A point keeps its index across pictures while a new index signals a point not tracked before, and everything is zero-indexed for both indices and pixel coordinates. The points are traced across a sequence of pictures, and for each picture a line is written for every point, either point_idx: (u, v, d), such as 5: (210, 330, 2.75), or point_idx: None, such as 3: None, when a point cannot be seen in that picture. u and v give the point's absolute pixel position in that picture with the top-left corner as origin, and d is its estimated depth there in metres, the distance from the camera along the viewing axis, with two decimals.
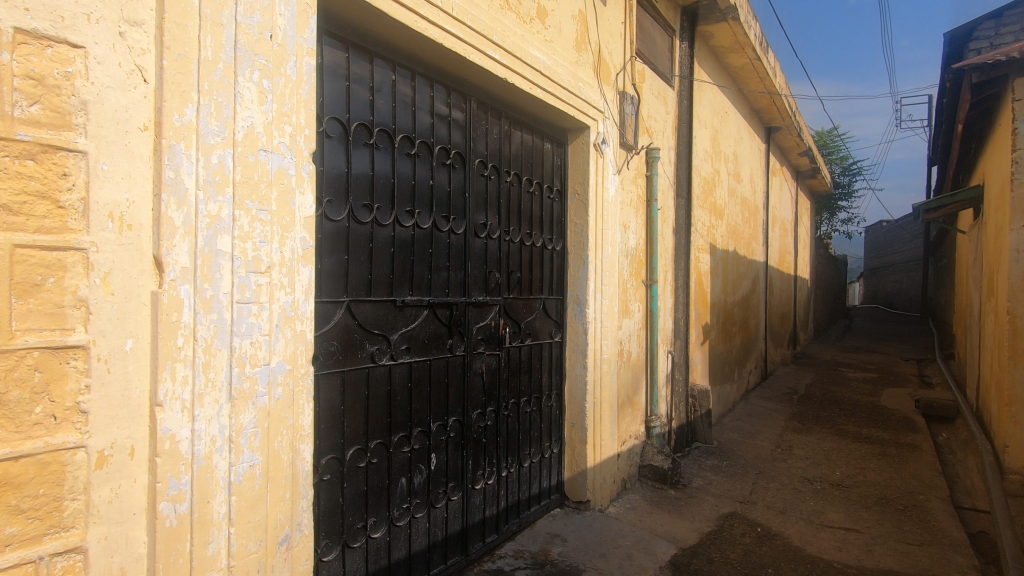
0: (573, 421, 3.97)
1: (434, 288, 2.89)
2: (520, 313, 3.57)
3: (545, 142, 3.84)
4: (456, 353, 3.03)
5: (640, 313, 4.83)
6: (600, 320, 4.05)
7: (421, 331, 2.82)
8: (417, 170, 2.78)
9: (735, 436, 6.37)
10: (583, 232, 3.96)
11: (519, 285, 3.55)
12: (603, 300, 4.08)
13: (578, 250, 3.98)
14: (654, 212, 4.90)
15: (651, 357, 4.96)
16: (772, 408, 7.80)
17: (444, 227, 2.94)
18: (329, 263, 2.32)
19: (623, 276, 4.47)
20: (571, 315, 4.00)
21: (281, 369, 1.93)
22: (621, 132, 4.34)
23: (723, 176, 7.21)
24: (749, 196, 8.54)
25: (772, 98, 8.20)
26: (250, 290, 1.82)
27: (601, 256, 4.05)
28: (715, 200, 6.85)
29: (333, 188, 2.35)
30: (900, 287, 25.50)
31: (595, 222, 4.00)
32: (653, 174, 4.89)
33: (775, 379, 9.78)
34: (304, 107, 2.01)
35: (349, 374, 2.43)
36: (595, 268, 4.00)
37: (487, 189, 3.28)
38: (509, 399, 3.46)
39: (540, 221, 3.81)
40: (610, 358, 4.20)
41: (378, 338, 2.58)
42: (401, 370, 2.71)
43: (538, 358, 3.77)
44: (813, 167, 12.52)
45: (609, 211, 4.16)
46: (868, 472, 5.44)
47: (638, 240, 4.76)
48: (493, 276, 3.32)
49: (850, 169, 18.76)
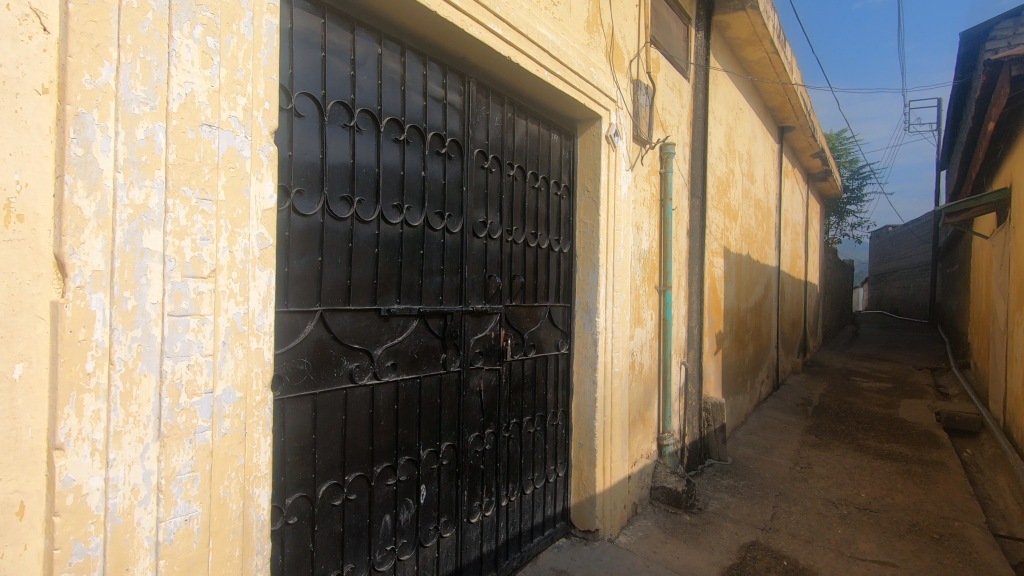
0: (581, 442, 3.61)
1: (426, 295, 2.52)
2: (523, 322, 3.21)
3: (552, 133, 3.47)
4: (450, 369, 2.66)
5: (653, 321, 4.46)
6: (611, 330, 3.69)
7: (410, 345, 2.45)
8: (406, 159, 2.41)
9: (750, 452, 5.99)
10: (593, 232, 3.60)
11: (522, 291, 3.19)
12: (614, 308, 3.71)
13: (587, 252, 3.61)
14: (668, 213, 4.53)
15: (665, 369, 4.59)
16: (786, 420, 7.42)
17: (437, 225, 2.58)
18: (298, 266, 1.96)
19: (635, 281, 4.10)
20: (579, 324, 3.64)
21: (229, 397, 1.55)
22: (635, 124, 3.98)
23: (737, 176, 6.84)
24: (762, 198, 8.17)
25: (787, 95, 7.83)
26: (187, 299, 1.45)
27: (613, 260, 3.68)
28: (729, 201, 6.48)
29: (305, 176, 1.98)
30: (907, 293, 25.08)
31: (607, 222, 3.63)
32: (667, 172, 4.52)
33: (787, 389, 9.41)
34: (263, 76, 1.64)
35: (322, 397, 2.06)
36: (607, 274, 3.63)
37: (488, 183, 2.91)
38: (510, 419, 3.10)
39: (546, 219, 3.44)
40: (621, 371, 3.83)
41: (359, 354, 2.21)
42: (385, 390, 2.34)
43: (543, 373, 3.40)
44: (825, 169, 12.15)
45: (621, 211, 3.80)
46: (895, 493, 5.06)
47: (651, 242, 4.40)
48: (494, 281, 2.95)
49: (859, 172, 18.38)
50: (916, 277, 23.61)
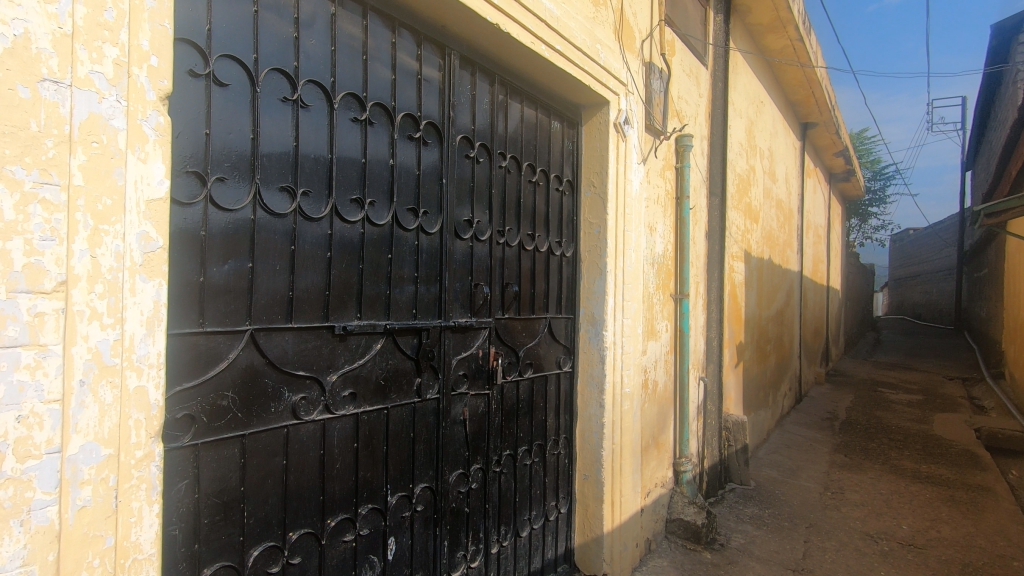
0: (586, 473, 3.16)
1: (395, 309, 2.09)
2: (517, 337, 2.77)
3: (553, 120, 3.04)
4: (427, 397, 2.23)
5: (669, 334, 4.00)
6: (621, 345, 3.23)
7: (375, 369, 2.02)
8: (369, 144, 1.99)
9: (774, 474, 5.48)
10: (599, 234, 3.15)
11: (516, 302, 2.76)
12: (625, 321, 3.26)
13: (593, 257, 3.17)
14: (686, 212, 4.07)
15: (683, 386, 4.13)
16: (812, 437, 6.89)
17: (410, 224, 2.15)
18: (218, 275, 1.55)
19: (648, 288, 3.65)
20: (584, 338, 3.19)
21: (90, 457, 1.13)
22: (648, 112, 3.53)
23: (758, 174, 6.35)
24: (784, 198, 7.66)
25: (811, 88, 7.32)
26: (18, 324, 1.03)
27: (623, 266, 3.24)
28: (750, 201, 6.00)
29: (229, 161, 1.57)
30: (930, 298, 24.22)
31: (616, 223, 3.19)
32: (684, 167, 4.07)
33: (810, 401, 8.85)
34: (147, 21, 1.22)
35: (253, 440, 1.65)
36: (616, 281, 3.19)
37: (474, 175, 2.48)
38: (501, 451, 2.66)
39: (545, 219, 3.00)
40: (632, 392, 3.37)
41: (306, 384, 1.79)
42: (342, 426, 1.91)
43: (542, 395, 2.96)
44: (847, 168, 11.58)
45: (632, 209, 3.35)
46: (940, 525, 4.53)
47: (666, 246, 3.94)
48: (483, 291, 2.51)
49: (881, 173, 17.70)
50: (940, 281, 22.77)
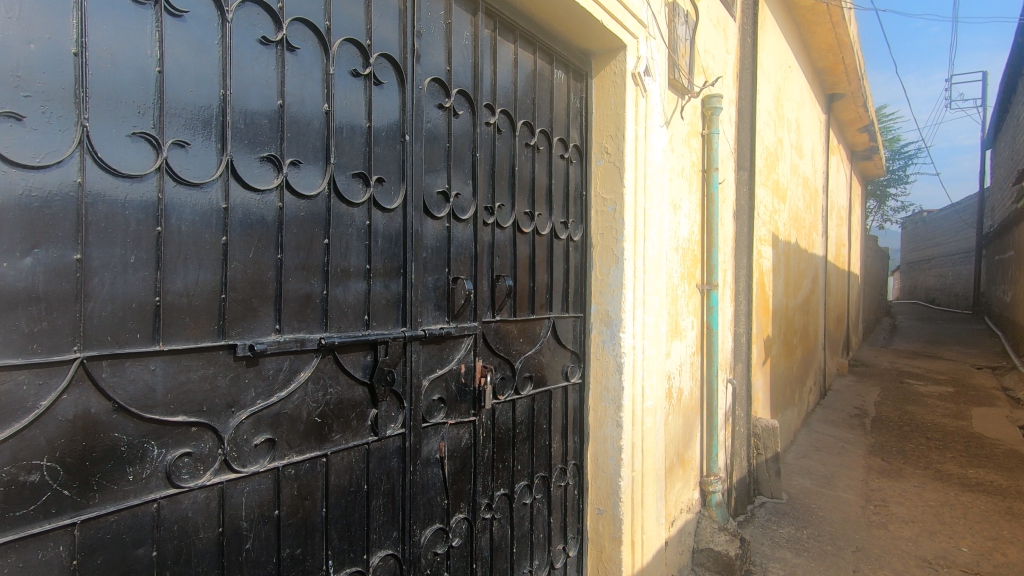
0: (600, 507, 2.58)
1: (335, 316, 1.49)
2: (512, 344, 2.17)
3: (556, 68, 2.41)
4: (387, 435, 1.63)
5: (695, 331, 3.39)
6: (642, 350, 2.63)
7: (305, 404, 1.43)
8: (290, 80, 1.38)
9: (808, 484, 4.89)
10: (614, 213, 2.54)
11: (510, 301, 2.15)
12: (646, 320, 2.66)
13: (608, 241, 2.56)
14: (714, 188, 3.45)
15: (710, 392, 3.53)
16: (843, 438, 6.30)
17: (359, 198, 1.55)
18: (13, 275, 0.96)
19: (672, 279, 3.04)
20: (596, 342, 2.60)
21: None
22: (671, 64, 2.89)
23: (786, 149, 5.68)
24: (811, 177, 7.00)
25: (842, 53, 6.61)
26: None
27: (644, 252, 2.62)
28: (778, 178, 5.35)
29: (30, 86, 0.97)
30: (944, 282, 23.47)
31: (635, 198, 2.57)
32: (711, 133, 3.44)
33: (835, 396, 8.26)
34: None
35: (91, 531, 1.06)
36: (636, 272, 2.58)
37: (451, 134, 1.87)
38: (493, 492, 2.08)
39: (547, 194, 2.39)
40: (656, 405, 2.78)
41: (190, 434, 1.20)
42: (255, 489, 1.33)
43: (544, 416, 2.37)
44: (871, 145, 10.85)
45: (654, 183, 2.73)
46: (1005, 546, 3.92)
47: (691, 227, 3.33)
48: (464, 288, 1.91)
49: (900, 152, 16.88)
50: (957, 264, 21.97)
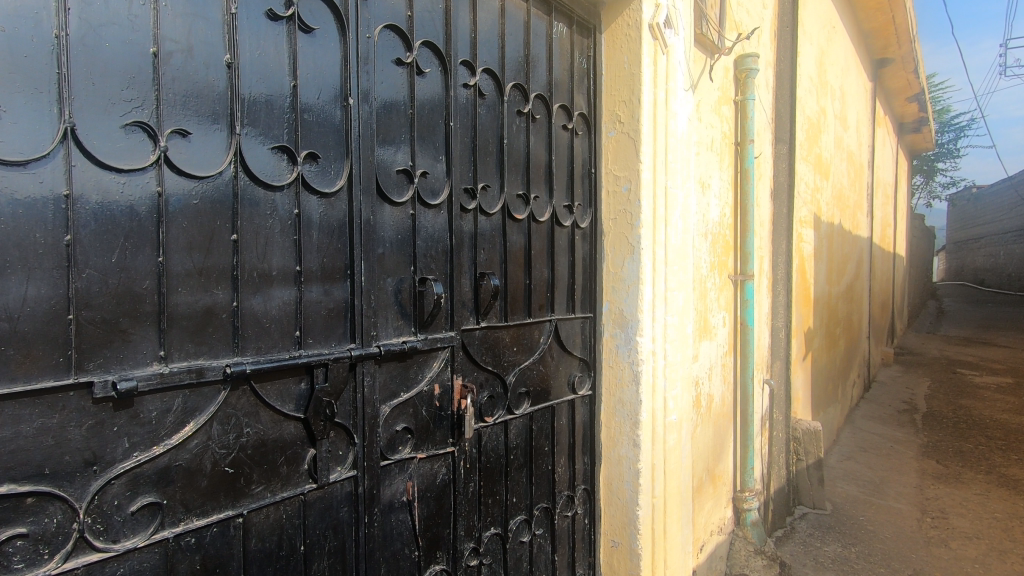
0: (614, 539, 2.21)
1: (251, 334, 1.15)
2: (503, 356, 1.80)
3: (555, 20, 2.00)
4: (331, 481, 1.29)
5: (727, 328, 2.97)
6: (664, 355, 2.23)
7: (210, 451, 1.09)
8: (169, 21, 1.02)
9: (855, 492, 4.42)
10: (628, 194, 2.13)
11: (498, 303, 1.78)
12: (668, 320, 2.25)
13: (621, 228, 2.16)
14: (748, 163, 3.00)
15: (745, 397, 3.11)
16: (891, 437, 5.77)
17: (283, 180, 1.19)
18: None
19: (700, 269, 2.62)
20: (609, 347, 2.21)
21: None
22: (696, 16, 2.45)
23: (829, 119, 5.12)
24: (856, 151, 6.38)
25: (892, 12, 5.94)
26: None
27: (665, 239, 2.21)
28: (820, 152, 4.82)
29: None
30: (995, 262, 22.07)
31: (654, 176, 2.16)
32: (745, 100, 2.97)
33: (881, 389, 7.67)
34: None
35: None
36: (655, 264, 2.17)
37: (415, 99, 1.49)
38: (482, 534, 1.72)
39: (546, 172, 2.00)
40: (681, 418, 2.38)
41: (24, 507, 0.88)
42: (135, 570, 1.00)
43: (546, 436, 2.01)
44: (921, 116, 10.01)
45: (677, 157, 2.31)
46: None
47: (722, 210, 2.88)
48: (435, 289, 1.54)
49: (950, 124, 15.74)
50: (1010, 242, 20.59)
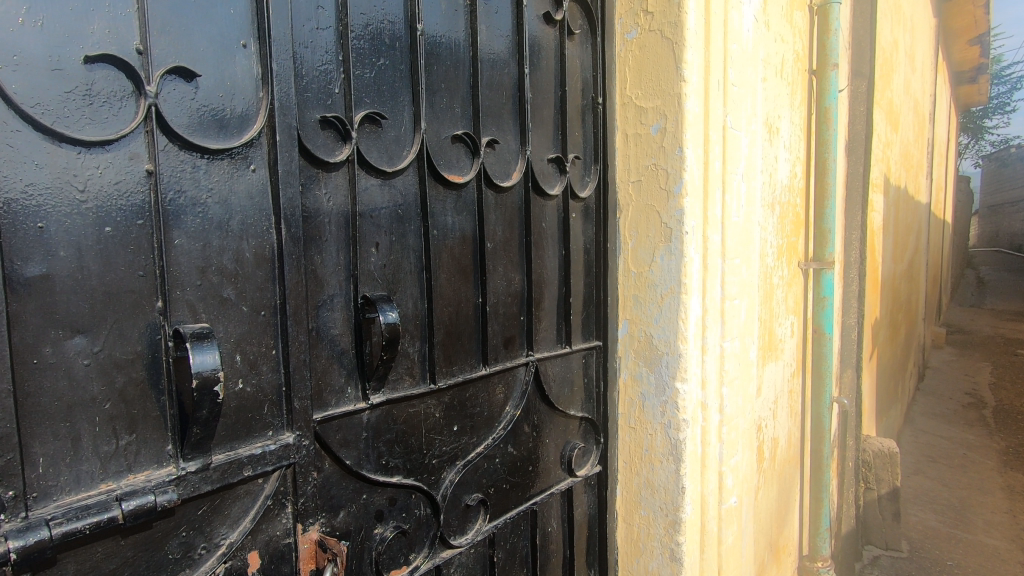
0: None
1: None
2: (429, 448, 0.95)
3: None
4: None
5: (796, 340, 2.08)
6: (719, 406, 1.37)
7: None
8: None
9: (933, 522, 3.55)
10: (659, 139, 1.25)
11: (411, 350, 0.92)
12: (726, 347, 1.38)
13: (649, 199, 1.27)
14: (829, 99, 2.08)
15: (818, 432, 2.24)
16: (963, 441, 4.85)
17: None
18: None
19: (766, 259, 1.74)
20: (627, 395, 1.35)
21: None
22: None
23: (900, 56, 4.08)
24: (921, 100, 5.32)
25: None
26: None
27: (720, 216, 1.33)
28: (893, 97, 3.82)
29: None
30: None
31: (706, 108, 1.27)
32: (829, 4, 2.02)
33: (937, 377, 6.71)
34: None
35: None
36: (706, 258, 1.29)
37: None
38: None
39: (514, 99, 1.11)
40: (743, 493, 1.53)
41: None
42: None
43: (521, 562, 1.17)
44: (979, 64, 8.76)
45: (739, 78, 1.41)
46: None
47: (793, 168, 1.97)
48: (232, 347, 0.68)
49: (999, 77, 14.27)
50: None
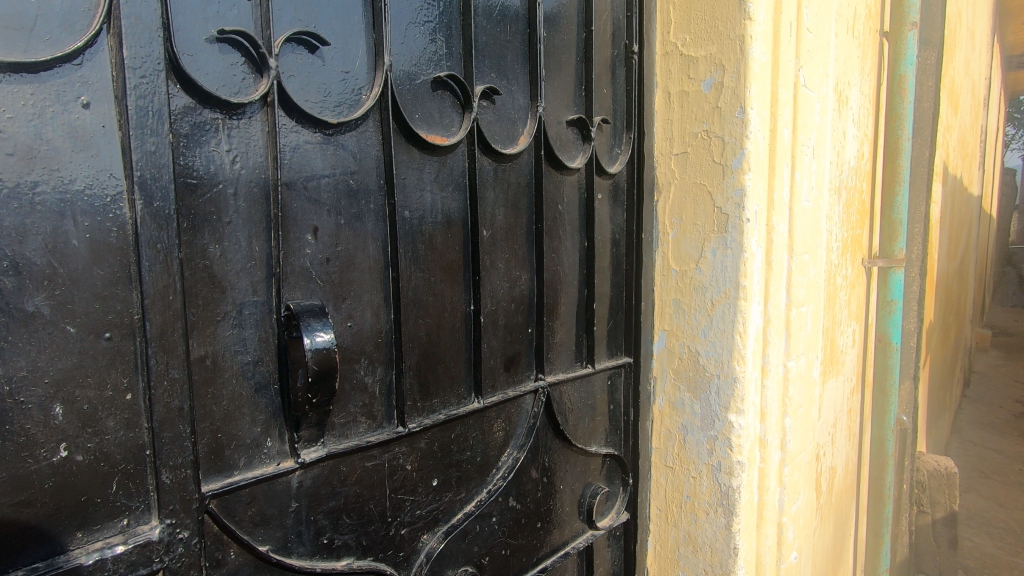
0: None
1: None
2: (396, 514, 0.69)
3: None
4: None
5: (858, 350, 1.77)
6: (781, 442, 1.08)
7: None
8: None
9: (991, 549, 3.19)
10: (714, 98, 0.96)
11: (369, 381, 0.65)
12: (791, 367, 1.09)
13: (698, 175, 0.98)
14: (905, 65, 1.76)
15: (880, 456, 1.94)
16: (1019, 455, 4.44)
17: None
18: None
19: (832, 255, 1.44)
20: (662, 426, 1.07)
21: None
22: None
23: (963, 29, 3.68)
24: (978, 82, 4.87)
25: None
26: None
27: (789, 200, 1.04)
28: (955, 75, 3.43)
29: None
30: None
31: (774, 57, 0.97)
32: None
33: (984, 383, 6.25)
34: None
35: None
36: (771, 253, 1.00)
37: None
38: None
39: (522, 35, 0.83)
40: (803, 545, 1.24)
41: None
42: None
43: None
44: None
45: (814, 23, 1.10)
46: None
47: (861, 146, 1.65)
48: (47, 391, 0.42)
49: None
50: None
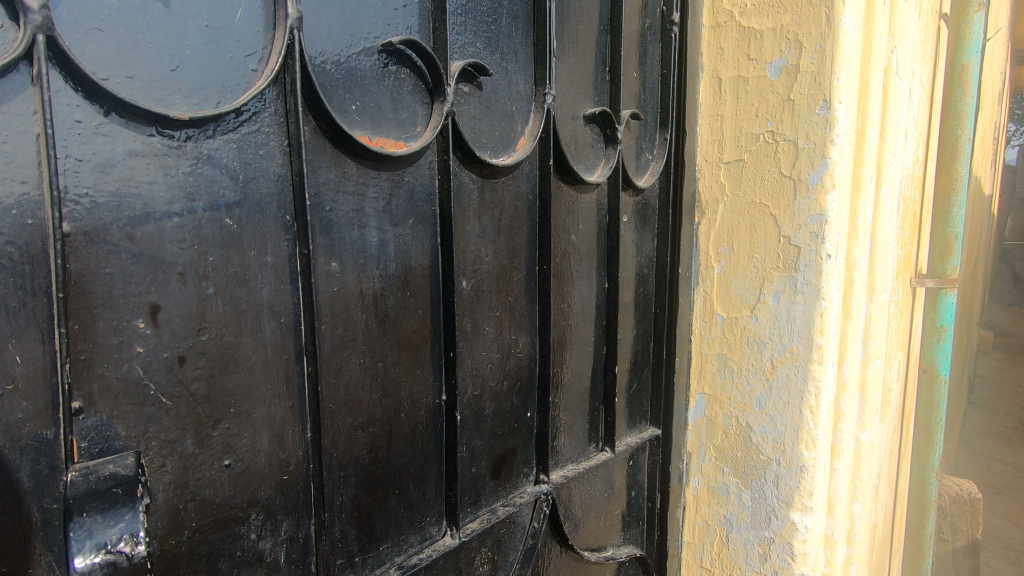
0: None
1: None
2: None
3: None
4: None
5: (902, 384, 1.54)
6: (849, 535, 0.84)
7: None
8: None
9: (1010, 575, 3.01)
10: (783, 88, 0.70)
11: (265, 547, 0.40)
12: (862, 436, 0.85)
13: (757, 193, 0.72)
14: (969, 52, 1.50)
15: (920, 501, 1.71)
16: None
17: None
18: None
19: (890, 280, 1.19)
20: (696, 517, 0.82)
21: None
22: None
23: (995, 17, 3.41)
24: (998, 75, 4.61)
25: None
26: None
27: (872, 224, 0.79)
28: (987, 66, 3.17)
29: None
30: None
31: (866, 31, 0.71)
32: None
33: (988, 388, 6.09)
34: None
35: None
36: (849, 297, 0.75)
37: None
38: None
39: None
40: None
41: None
42: None
43: None
44: None
45: None
46: None
47: (918, 147, 1.41)
48: None
49: None
50: None
